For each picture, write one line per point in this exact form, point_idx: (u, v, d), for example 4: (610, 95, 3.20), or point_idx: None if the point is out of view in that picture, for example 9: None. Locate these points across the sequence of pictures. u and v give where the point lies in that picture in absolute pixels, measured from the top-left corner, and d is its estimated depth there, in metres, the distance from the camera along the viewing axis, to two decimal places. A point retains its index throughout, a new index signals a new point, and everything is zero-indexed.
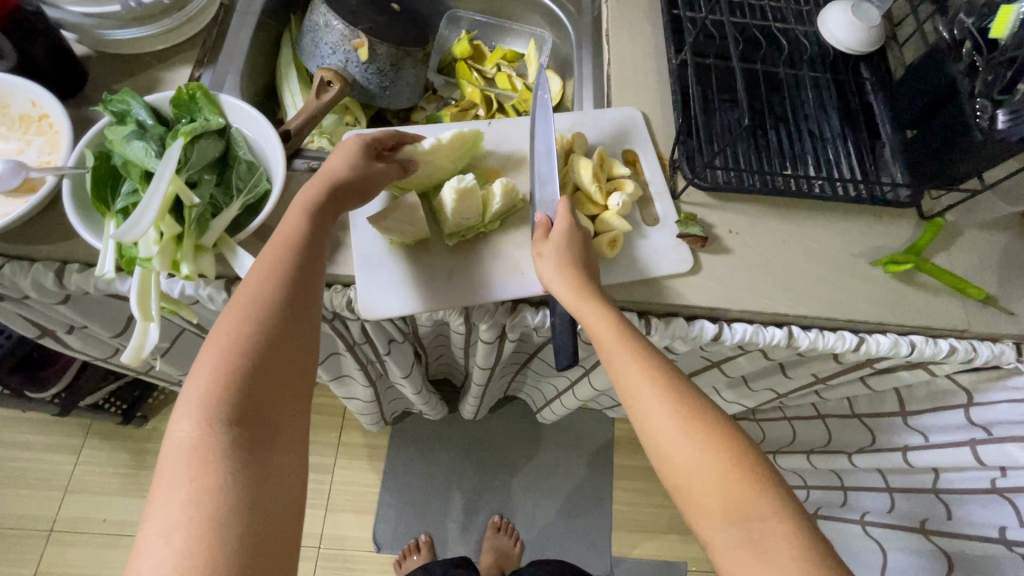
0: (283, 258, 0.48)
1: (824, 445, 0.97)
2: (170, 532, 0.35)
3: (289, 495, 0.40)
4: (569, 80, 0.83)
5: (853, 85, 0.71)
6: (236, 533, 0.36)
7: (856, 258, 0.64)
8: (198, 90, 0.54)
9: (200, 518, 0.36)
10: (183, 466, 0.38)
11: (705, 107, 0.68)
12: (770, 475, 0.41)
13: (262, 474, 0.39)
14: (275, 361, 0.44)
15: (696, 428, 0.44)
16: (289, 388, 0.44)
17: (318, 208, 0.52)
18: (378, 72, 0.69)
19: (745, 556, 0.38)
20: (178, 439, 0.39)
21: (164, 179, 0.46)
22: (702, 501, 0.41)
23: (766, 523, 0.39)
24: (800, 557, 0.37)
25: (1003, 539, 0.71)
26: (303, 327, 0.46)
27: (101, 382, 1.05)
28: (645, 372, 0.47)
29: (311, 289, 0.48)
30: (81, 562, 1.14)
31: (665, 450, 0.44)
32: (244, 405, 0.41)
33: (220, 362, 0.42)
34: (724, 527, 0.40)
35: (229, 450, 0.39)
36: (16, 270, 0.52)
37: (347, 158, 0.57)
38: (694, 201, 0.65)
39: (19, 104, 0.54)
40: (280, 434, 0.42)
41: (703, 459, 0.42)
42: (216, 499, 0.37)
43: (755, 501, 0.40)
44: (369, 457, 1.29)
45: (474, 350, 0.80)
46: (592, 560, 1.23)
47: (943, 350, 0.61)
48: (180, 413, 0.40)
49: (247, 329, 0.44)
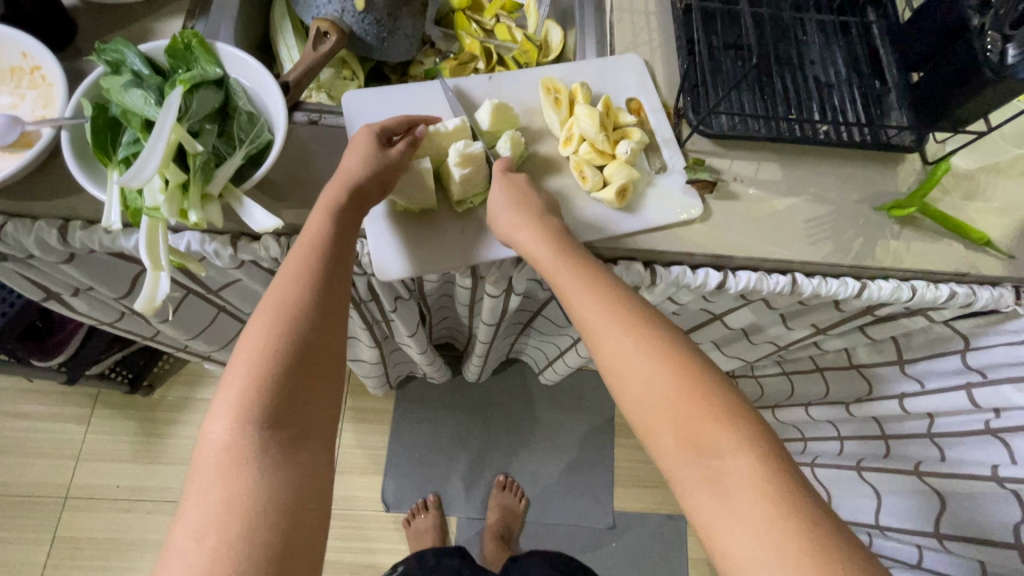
0: (306, 259, 0.49)
1: (822, 397, 0.99)
2: (200, 534, 0.38)
3: (316, 496, 0.42)
4: (571, 30, 0.79)
5: (861, 28, 0.70)
6: (264, 539, 0.38)
7: (860, 203, 0.64)
8: (193, 38, 0.52)
9: (230, 523, 0.38)
10: (216, 469, 0.40)
11: (711, 53, 0.66)
12: (742, 416, 0.41)
13: (290, 476, 0.41)
14: (307, 361, 0.45)
15: (654, 349, 0.44)
16: (320, 390, 0.45)
17: (342, 211, 0.52)
18: (375, 22, 0.66)
19: (697, 483, 0.39)
20: (213, 442, 0.42)
21: (165, 126, 0.45)
22: (652, 424, 0.42)
23: (720, 448, 0.40)
24: (751, 483, 0.38)
25: (994, 477, 0.71)
26: (333, 330, 0.47)
27: (106, 352, 1.06)
28: (611, 302, 0.47)
29: (338, 291, 0.49)
30: (97, 526, 1.16)
31: (624, 376, 0.44)
32: (274, 410, 0.43)
33: (253, 366, 0.44)
34: (675, 450, 0.41)
35: (258, 454, 0.41)
36: (18, 228, 0.52)
37: (361, 156, 0.54)
38: (700, 148, 0.65)
39: (9, 56, 0.53)
40: (309, 436, 0.44)
41: (660, 388, 0.43)
42: (247, 503, 0.39)
43: (715, 432, 0.40)
44: (375, 420, 1.31)
45: (479, 307, 0.80)
46: (595, 515, 1.27)
47: (944, 294, 0.63)
48: (214, 416, 0.42)
49: (277, 333, 0.45)
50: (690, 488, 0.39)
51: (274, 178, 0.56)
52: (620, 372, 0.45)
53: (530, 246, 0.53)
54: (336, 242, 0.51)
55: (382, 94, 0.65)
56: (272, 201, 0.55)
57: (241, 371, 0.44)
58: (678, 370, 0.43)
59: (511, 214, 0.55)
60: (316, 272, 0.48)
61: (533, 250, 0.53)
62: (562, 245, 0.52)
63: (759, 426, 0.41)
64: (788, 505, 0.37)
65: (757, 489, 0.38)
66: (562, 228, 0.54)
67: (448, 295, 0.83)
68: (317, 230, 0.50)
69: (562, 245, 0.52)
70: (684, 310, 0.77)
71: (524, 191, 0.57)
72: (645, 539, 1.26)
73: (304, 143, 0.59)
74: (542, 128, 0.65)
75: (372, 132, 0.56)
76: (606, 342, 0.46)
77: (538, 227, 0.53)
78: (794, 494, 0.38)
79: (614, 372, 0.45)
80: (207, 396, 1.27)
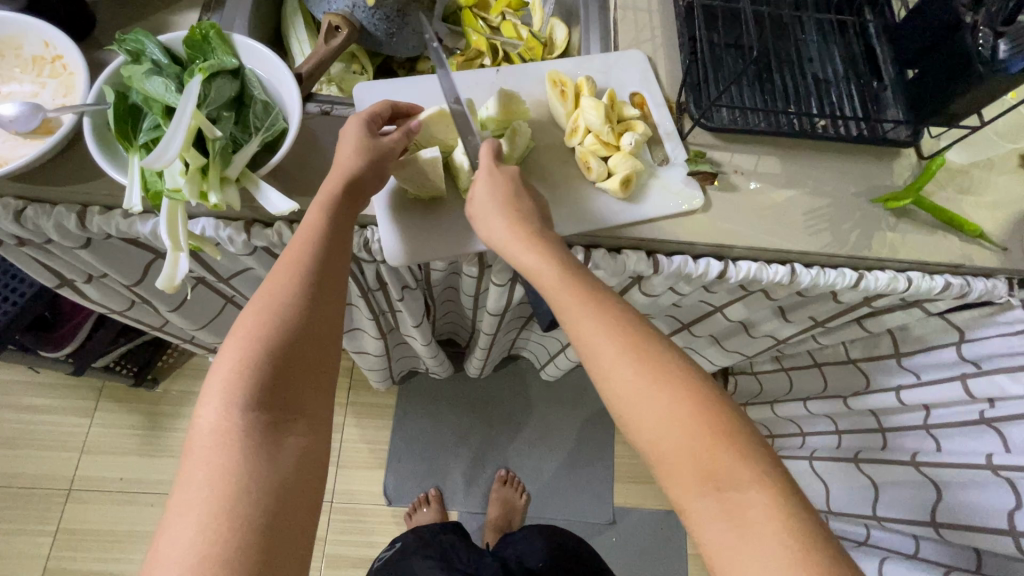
0: (303, 251, 0.50)
1: (821, 392, 1.01)
2: (189, 510, 0.39)
3: (302, 477, 0.43)
4: (576, 27, 0.81)
5: (858, 28, 0.72)
6: (252, 517, 0.39)
7: (857, 196, 0.66)
8: (211, 29, 0.54)
9: (217, 501, 0.39)
10: (206, 449, 0.42)
11: (712, 49, 0.68)
12: (759, 451, 0.42)
13: (274, 458, 0.42)
14: (295, 349, 0.46)
15: (669, 381, 0.45)
16: (306, 378, 0.47)
17: (337, 204, 0.53)
18: (385, 18, 0.67)
19: (720, 519, 0.40)
20: (203, 424, 0.43)
21: (187, 112, 0.47)
22: (673, 461, 0.43)
23: (739, 482, 0.41)
24: (770, 513, 0.40)
25: (988, 465, 0.73)
26: (322, 320, 0.49)
27: (112, 344, 1.07)
28: (622, 333, 0.47)
29: (333, 282, 0.50)
30: (100, 518, 1.17)
31: (640, 409, 0.45)
32: (264, 396, 0.44)
33: (242, 352, 0.45)
34: (697, 485, 0.42)
35: (246, 437, 0.42)
36: (38, 212, 0.53)
37: (352, 145, 0.55)
38: (701, 142, 0.67)
39: (32, 46, 0.55)
40: (296, 420, 0.45)
41: (674, 424, 0.43)
42: (234, 483, 0.40)
43: (736, 466, 0.42)
44: (377, 414, 1.32)
45: (484, 297, 0.82)
46: (595, 509, 1.28)
47: (938, 285, 0.64)
48: (204, 400, 0.44)
49: (266, 320, 0.46)
50: (713, 523, 0.41)
51: (288, 166, 0.58)
52: (633, 405, 0.45)
53: (534, 266, 0.52)
54: (329, 235, 0.51)
55: (392, 86, 0.67)
56: (286, 188, 0.57)
57: (231, 356, 0.45)
58: (691, 403, 0.44)
59: (498, 216, 0.54)
60: (310, 264, 0.49)
61: (539, 272, 0.51)
62: (568, 264, 0.52)
63: (774, 460, 0.43)
64: (807, 539, 0.39)
65: (775, 517, 0.40)
66: (560, 245, 0.54)
67: (453, 287, 0.85)
68: (311, 223, 0.51)
69: (570, 265, 0.51)
70: (685, 302, 0.79)
71: (516, 193, 0.56)
72: (645, 534, 1.27)
73: (316, 133, 0.61)
74: (548, 120, 0.67)
75: (362, 120, 0.56)
76: (619, 375, 0.46)
77: (544, 247, 0.52)
78: (801, 524, 0.40)
79: (630, 406, 0.45)
80: None
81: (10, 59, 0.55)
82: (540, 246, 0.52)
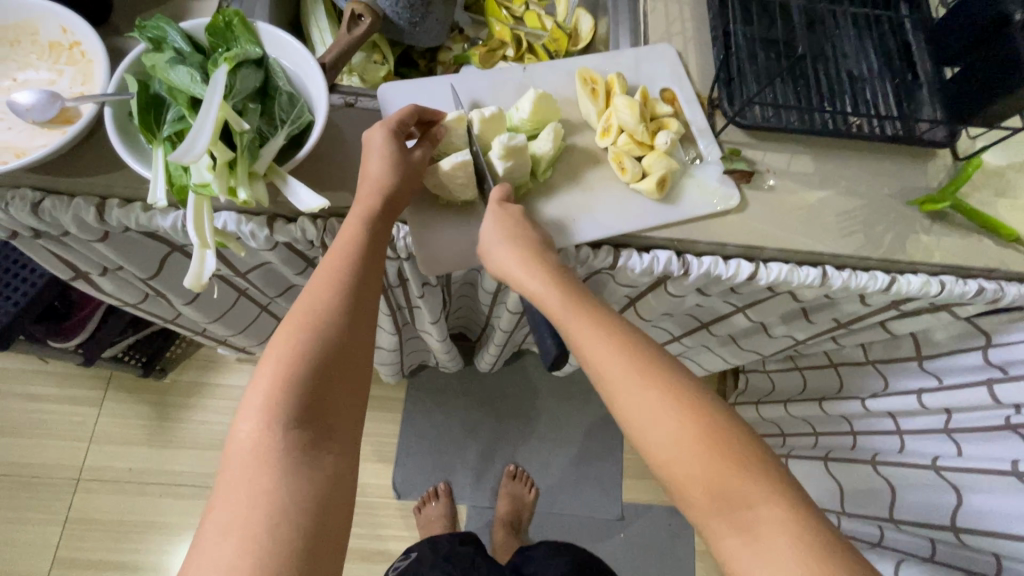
0: (340, 266, 0.49)
1: (836, 392, 0.99)
2: (227, 532, 0.38)
3: (338, 493, 0.41)
4: (601, 18, 0.79)
5: (894, 23, 0.70)
6: (290, 539, 0.38)
7: (892, 198, 0.64)
8: (234, 17, 0.52)
9: (256, 521, 0.38)
10: (244, 465, 0.41)
11: (747, 42, 0.66)
12: (769, 463, 0.41)
13: (318, 480, 0.41)
14: (335, 369, 0.45)
15: (676, 396, 0.44)
16: (340, 392, 0.45)
17: (376, 222, 0.52)
18: (408, 6, 0.65)
19: (731, 534, 0.39)
20: (239, 439, 0.42)
21: (214, 104, 0.46)
22: (685, 482, 0.41)
23: (752, 500, 0.40)
24: (792, 552, 0.37)
25: (1014, 471, 0.72)
26: (359, 338, 0.48)
27: (121, 335, 1.07)
28: (626, 344, 0.47)
29: (366, 292, 0.49)
30: (109, 509, 1.17)
31: (644, 420, 0.44)
32: (303, 408, 0.43)
33: (280, 368, 0.44)
34: (706, 505, 0.41)
35: (285, 453, 0.41)
36: (56, 205, 0.52)
37: (382, 158, 0.53)
38: (733, 139, 0.65)
39: (49, 32, 0.53)
40: (332, 438, 0.43)
41: (683, 435, 0.42)
42: (273, 502, 0.39)
43: (745, 479, 0.40)
44: (387, 408, 1.32)
45: (504, 295, 0.81)
46: (604, 505, 1.28)
47: (972, 289, 0.62)
48: (241, 415, 0.43)
49: (304, 336, 0.45)
50: (726, 539, 0.39)
51: (312, 160, 0.56)
52: (636, 418, 0.44)
53: (537, 290, 0.51)
54: (368, 255, 0.51)
55: (418, 83, 0.65)
56: (312, 183, 0.55)
57: (268, 372, 0.44)
58: (695, 415, 0.43)
59: (504, 245, 0.53)
60: (347, 281, 0.49)
61: (542, 297, 0.51)
62: (571, 289, 0.51)
63: (787, 474, 0.41)
64: (832, 556, 0.37)
65: (789, 539, 0.38)
66: (558, 262, 0.54)
67: (471, 284, 0.84)
68: (352, 239, 0.50)
69: (570, 290, 0.51)
70: (707, 302, 0.78)
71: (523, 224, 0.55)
72: (653, 531, 1.27)
73: (340, 127, 0.59)
74: (579, 118, 0.66)
75: (388, 131, 0.54)
76: (623, 389, 0.45)
77: (544, 268, 0.52)
78: (821, 539, 0.38)
79: (634, 420, 0.44)
80: (218, 380, 1.27)
81: (27, 46, 0.54)
82: (543, 267, 0.52)
